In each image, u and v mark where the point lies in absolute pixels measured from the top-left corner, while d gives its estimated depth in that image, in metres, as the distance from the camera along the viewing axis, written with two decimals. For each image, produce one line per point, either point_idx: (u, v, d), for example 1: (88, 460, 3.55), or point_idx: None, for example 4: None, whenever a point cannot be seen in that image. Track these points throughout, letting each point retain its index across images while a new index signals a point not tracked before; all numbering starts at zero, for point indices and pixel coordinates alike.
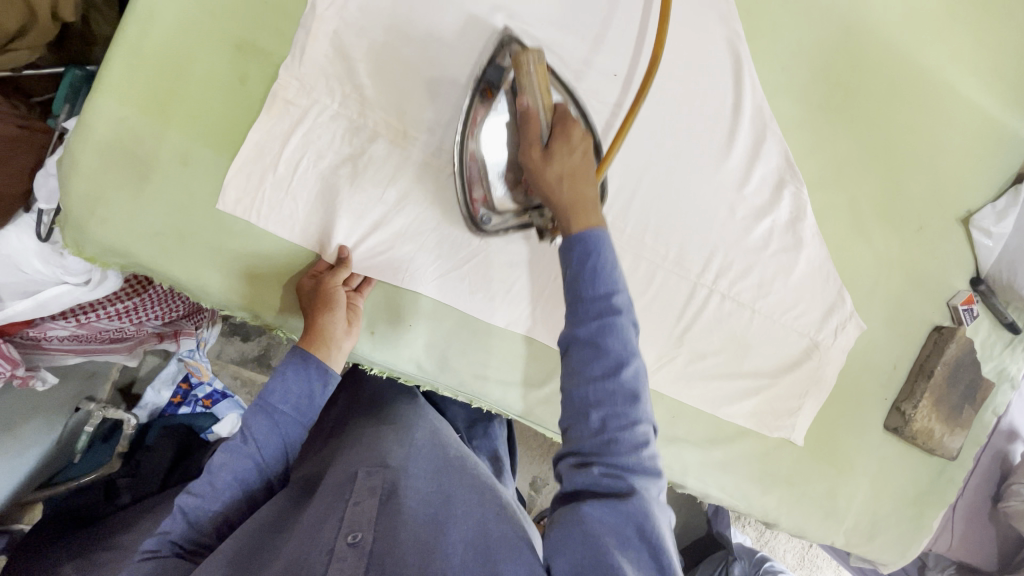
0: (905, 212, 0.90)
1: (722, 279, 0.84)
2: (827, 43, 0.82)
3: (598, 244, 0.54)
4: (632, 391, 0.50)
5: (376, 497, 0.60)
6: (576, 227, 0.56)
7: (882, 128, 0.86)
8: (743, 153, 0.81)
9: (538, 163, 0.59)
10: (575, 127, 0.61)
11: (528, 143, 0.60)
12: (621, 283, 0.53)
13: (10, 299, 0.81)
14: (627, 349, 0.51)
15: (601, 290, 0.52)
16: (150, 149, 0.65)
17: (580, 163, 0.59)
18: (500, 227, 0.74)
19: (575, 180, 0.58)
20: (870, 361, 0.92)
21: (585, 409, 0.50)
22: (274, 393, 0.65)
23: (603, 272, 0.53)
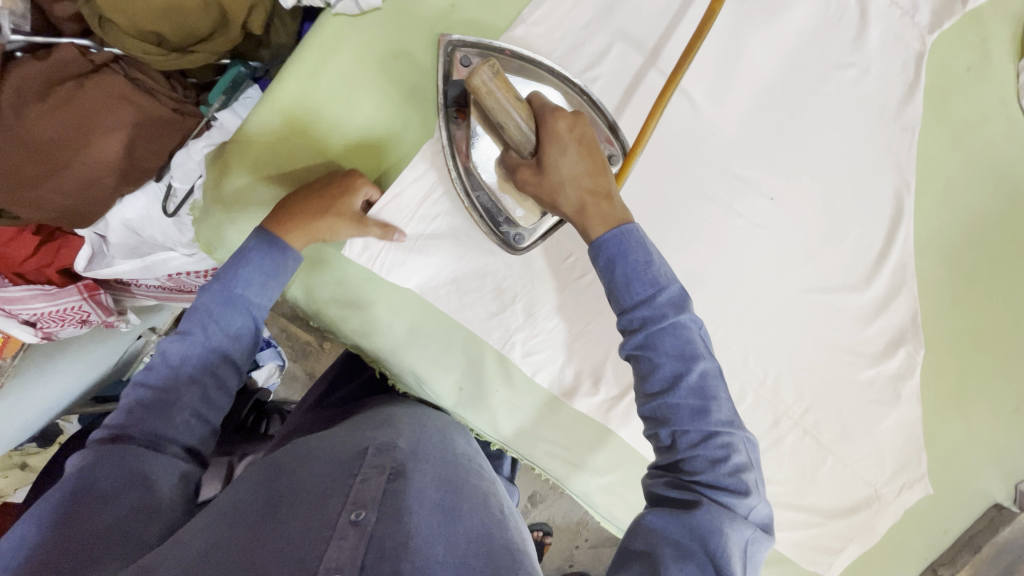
0: (1008, 391, 0.87)
1: (810, 416, 0.82)
2: (992, 211, 0.77)
3: (627, 246, 0.54)
4: (681, 354, 0.53)
5: (384, 474, 0.54)
6: (598, 232, 0.56)
7: (1015, 305, 0.83)
8: (873, 301, 0.77)
9: (533, 181, 0.59)
10: (563, 120, 0.57)
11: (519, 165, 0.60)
12: (665, 278, 0.54)
13: (118, 257, 0.82)
14: (695, 349, 0.53)
15: (640, 298, 0.54)
16: (301, 171, 0.65)
17: (580, 164, 0.57)
18: (533, 238, 0.68)
19: (587, 150, 0.58)
20: (922, 520, 0.91)
21: (655, 426, 0.55)
22: (184, 359, 0.57)
23: (637, 275, 0.54)
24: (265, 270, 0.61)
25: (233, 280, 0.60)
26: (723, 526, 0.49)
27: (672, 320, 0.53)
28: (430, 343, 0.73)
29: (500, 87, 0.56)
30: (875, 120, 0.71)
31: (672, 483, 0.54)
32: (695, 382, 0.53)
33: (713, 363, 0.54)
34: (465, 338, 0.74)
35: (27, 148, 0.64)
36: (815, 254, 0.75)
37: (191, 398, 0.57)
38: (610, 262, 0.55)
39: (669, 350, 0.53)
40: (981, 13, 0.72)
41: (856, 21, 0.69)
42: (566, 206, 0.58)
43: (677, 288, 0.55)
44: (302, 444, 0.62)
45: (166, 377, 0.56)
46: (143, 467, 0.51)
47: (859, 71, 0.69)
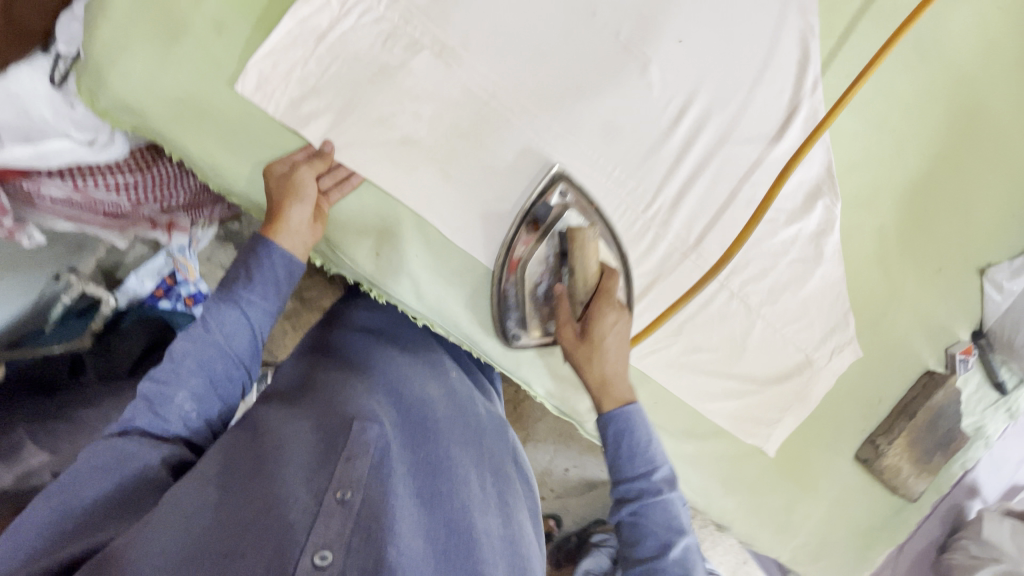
0: (928, 251, 0.89)
1: (736, 277, 0.82)
2: (896, 60, 0.79)
3: (631, 425, 0.62)
4: (668, 523, 0.57)
5: (370, 456, 0.57)
6: (608, 406, 0.64)
7: (929, 161, 0.85)
8: (788, 152, 0.78)
9: (572, 339, 0.68)
10: (613, 304, 0.66)
11: (562, 323, 0.69)
12: (660, 458, 0.61)
13: (7, 141, 0.76)
14: (677, 520, 0.57)
15: (641, 469, 0.60)
16: (186, 8, 0.62)
17: (617, 368, 0.66)
18: (527, 342, 0.78)
19: (609, 385, 0.65)
20: (857, 388, 0.93)
21: (633, 525, 0.58)
22: (181, 361, 0.59)
23: (637, 451, 0.61)
24: (276, 273, 0.65)
25: (238, 290, 0.63)
26: None
27: (662, 495, 0.58)
28: (340, 206, 0.71)
29: (585, 250, 0.67)
30: None
31: None
32: (681, 551, 0.56)
33: (691, 542, 0.57)
34: (376, 198, 0.71)
35: None
36: (728, 102, 0.75)
37: (191, 395, 0.59)
38: (617, 433, 0.62)
39: (660, 522, 0.57)
40: None
41: None
42: (586, 371, 0.66)
43: (671, 468, 0.61)
44: (288, 411, 0.63)
45: (169, 373, 0.59)
46: (142, 457, 0.54)
47: None
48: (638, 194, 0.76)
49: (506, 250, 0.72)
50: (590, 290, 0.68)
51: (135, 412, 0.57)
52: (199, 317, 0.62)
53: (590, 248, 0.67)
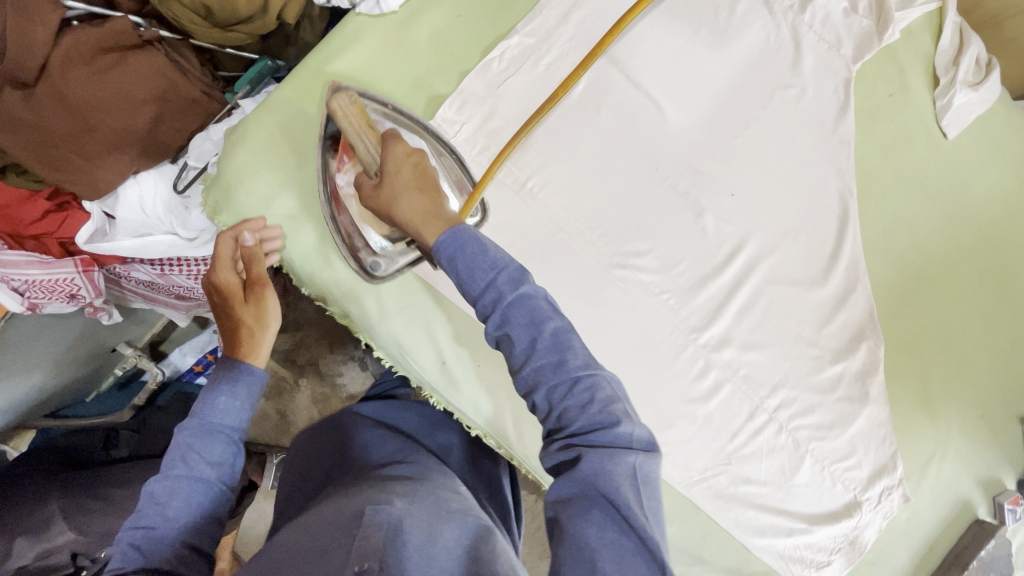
0: (968, 397, 0.91)
1: (783, 409, 0.84)
2: (930, 220, 0.87)
3: (461, 241, 0.53)
4: (533, 320, 0.50)
5: (382, 531, 0.46)
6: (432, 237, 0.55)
7: (964, 310, 0.89)
8: (832, 296, 0.84)
9: (370, 197, 0.62)
10: (400, 143, 0.61)
11: (363, 187, 0.63)
12: (507, 258, 0.52)
13: (120, 235, 0.85)
14: (542, 310, 0.50)
15: (493, 278, 0.51)
16: (312, 143, 0.72)
17: (423, 197, 0.58)
18: (389, 269, 0.72)
19: (427, 218, 0.57)
20: (906, 532, 0.90)
21: (529, 391, 0.50)
22: (165, 504, 0.51)
23: (478, 263, 0.52)
24: (243, 378, 0.60)
25: (208, 403, 0.57)
26: (613, 469, 0.44)
27: (523, 291, 0.51)
28: (415, 317, 0.76)
29: (355, 116, 0.64)
30: (816, 133, 0.82)
31: (565, 444, 0.48)
32: (550, 340, 0.49)
33: (566, 320, 0.51)
34: (447, 312, 0.77)
35: (60, 104, 0.69)
36: (775, 247, 0.82)
37: (186, 521, 0.51)
38: (452, 256, 0.53)
39: (523, 317, 0.50)
40: (896, 51, 0.84)
41: (793, 49, 0.81)
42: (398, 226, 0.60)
43: (519, 266, 0.52)
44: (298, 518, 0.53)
45: (158, 508, 0.50)
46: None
47: (798, 91, 0.81)
48: (692, 324, 0.81)
49: (321, 170, 0.69)
50: (376, 141, 0.63)
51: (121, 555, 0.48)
52: (173, 442, 0.54)
53: (358, 114, 0.64)
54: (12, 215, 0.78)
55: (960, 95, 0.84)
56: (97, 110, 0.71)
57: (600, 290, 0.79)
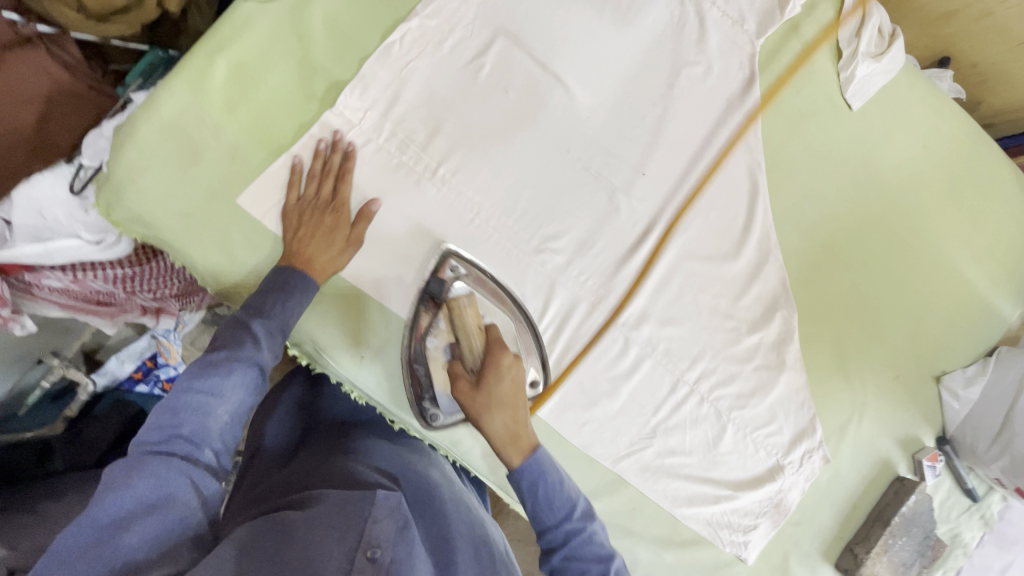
0: (884, 360, 0.95)
1: (704, 382, 0.86)
2: (839, 190, 0.89)
3: (543, 469, 0.62)
4: (598, 556, 0.61)
5: (397, 520, 0.52)
6: (514, 460, 0.63)
7: (876, 277, 0.92)
8: (745, 268, 0.86)
9: (467, 394, 0.66)
10: (506, 353, 0.68)
11: (459, 375, 0.68)
12: (573, 499, 0.63)
13: (20, 241, 0.80)
14: (605, 548, 0.62)
15: (556, 518, 0.62)
16: (205, 137, 0.70)
17: (512, 399, 0.66)
18: (445, 423, 0.77)
19: (512, 441, 0.64)
20: (829, 493, 0.94)
21: (550, 548, 0.62)
22: (210, 400, 0.56)
23: (551, 500, 0.62)
24: (296, 305, 0.66)
25: (268, 321, 0.63)
26: None
27: (585, 528, 0.62)
28: (328, 311, 0.75)
29: (472, 321, 0.73)
30: (723, 109, 0.83)
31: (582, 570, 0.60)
32: (581, 542, 0.62)
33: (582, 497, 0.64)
34: (360, 302, 0.75)
35: None
36: (688, 222, 0.83)
37: (230, 411, 0.57)
38: (532, 484, 0.62)
39: (545, 493, 0.62)
40: (799, 24, 0.86)
41: (697, 25, 0.81)
42: (491, 425, 0.64)
43: (587, 502, 0.64)
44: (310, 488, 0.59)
45: (213, 387, 0.56)
46: (183, 490, 0.51)
47: (704, 68, 0.82)
48: (610, 304, 0.82)
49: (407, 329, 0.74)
50: (482, 343, 0.72)
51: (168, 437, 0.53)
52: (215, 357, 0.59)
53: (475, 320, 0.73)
54: None
55: (862, 66, 0.86)
56: None
57: (518, 274, 0.79)
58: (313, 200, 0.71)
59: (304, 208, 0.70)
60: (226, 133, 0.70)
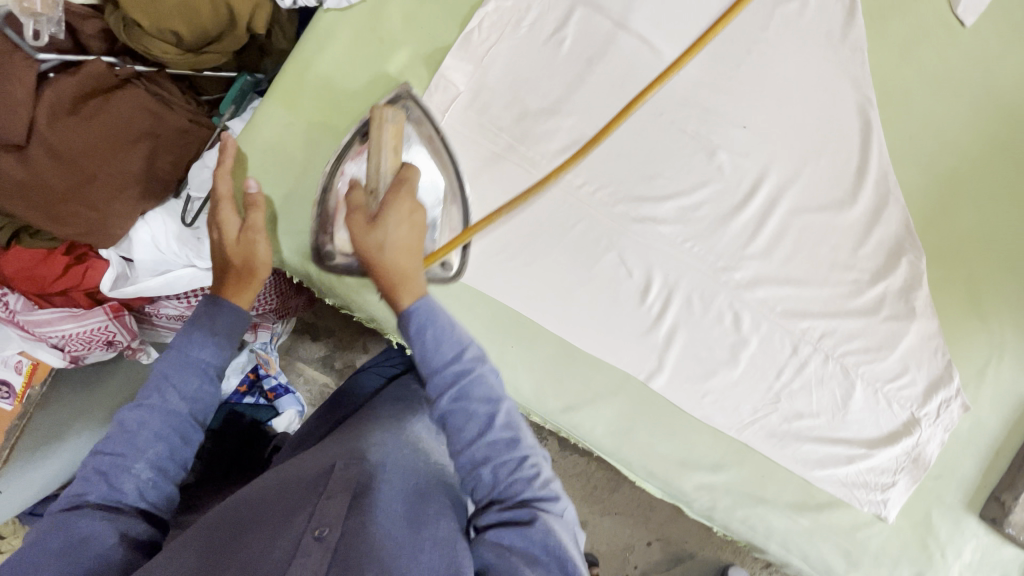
0: (1022, 295, 0.87)
1: (826, 339, 0.82)
2: (958, 115, 0.81)
3: (432, 314, 0.57)
4: (489, 397, 0.56)
5: (349, 492, 0.53)
6: (408, 302, 0.59)
7: (1005, 206, 0.84)
8: (863, 215, 0.80)
9: (361, 228, 0.60)
10: (405, 198, 0.60)
11: (357, 206, 0.61)
12: (468, 338, 0.58)
13: (142, 275, 0.85)
14: (497, 390, 0.57)
15: (450, 355, 0.56)
16: (307, 155, 0.71)
17: (407, 235, 0.60)
18: (342, 266, 0.71)
19: (404, 251, 0.59)
20: (970, 441, 0.89)
21: (476, 467, 0.55)
22: (137, 434, 0.55)
23: (444, 338, 0.57)
24: (231, 324, 0.63)
25: (187, 345, 0.59)
26: (554, 529, 0.51)
27: (476, 370, 0.56)
28: (441, 308, 0.77)
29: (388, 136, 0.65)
30: (826, 46, 0.76)
31: (499, 508, 0.53)
32: (503, 424, 0.56)
33: (513, 403, 0.57)
34: (472, 296, 0.78)
35: (54, 159, 0.69)
36: (797, 174, 0.78)
37: (150, 465, 0.55)
38: (421, 326, 0.57)
39: (478, 393, 0.56)
40: None
41: None
42: (380, 258, 0.59)
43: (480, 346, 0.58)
44: (264, 481, 0.59)
45: (139, 429, 0.55)
46: (101, 534, 0.50)
47: (799, 4, 0.76)
48: (720, 269, 0.79)
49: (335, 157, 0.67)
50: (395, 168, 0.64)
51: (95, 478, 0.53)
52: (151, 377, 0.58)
53: (392, 134, 0.65)
54: (35, 276, 0.80)
55: None
56: (89, 158, 0.71)
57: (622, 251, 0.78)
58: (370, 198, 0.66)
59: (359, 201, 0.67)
60: (324, 146, 0.71)
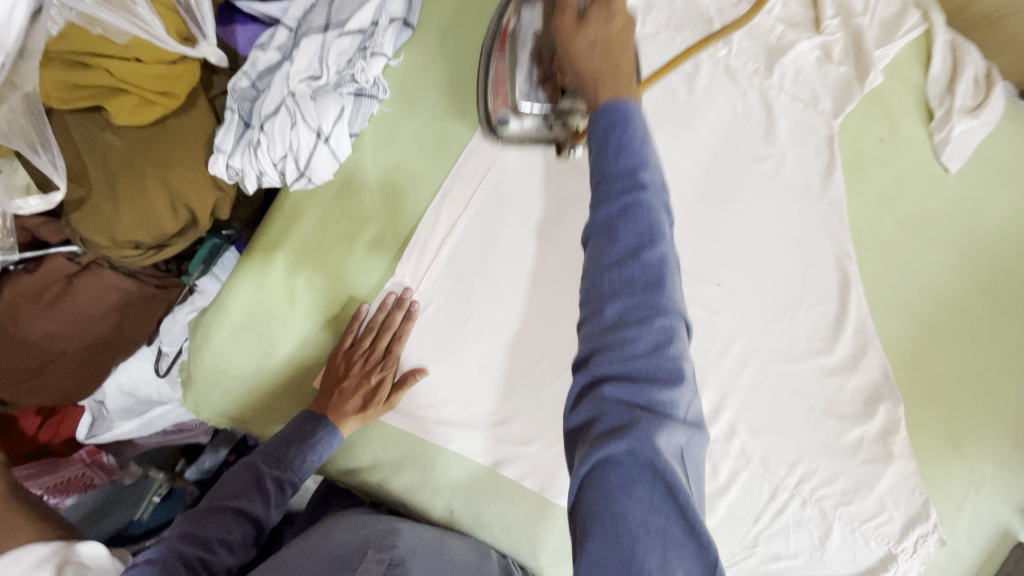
0: (1002, 427, 0.86)
1: (805, 484, 0.81)
2: (940, 259, 0.80)
3: (629, 116, 0.40)
4: (649, 288, 0.38)
5: (383, 567, 0.58)
6: (607, 96, 0.41)
7: (988, 342, 0.83)
8: (841, 364, 0.79)
9: (568, 26, 0.45)
10: None
11: (563, 2, 0.46)
12: (654, 159, 0.39)
13: (116, 419, 0.84)
14: (664, 228, 0.38)
15: (626, 165, 0.38)
16: (275, 330, 0.69)
17: (622, 27, 0.44)
18: (517, 135, 0.63)
19: (612, 48, 0.43)
20: (947, 571, 0.89)
21: (595, 435, 0.38)
22: (209, 520, 0.59)
23: (632, 145, 0.39)
24: (319, 449, 0.67)
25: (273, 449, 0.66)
26: (660, 446, 0.37)
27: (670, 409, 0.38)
28: (416, 469, 0.75)
29: None
30: (803, 199, 0.75)
31: (592, 381, 0.39)
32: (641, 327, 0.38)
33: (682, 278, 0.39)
34: (448, 458, 0.75)
35: (15, 344, 0.68)
36: (773, 325, 0.77)
37: (210, 546, 0.57)
38: (609, 126, 0.39)
39: (627, 277, 0.38)
40: (883, 90, 0.76)
41: (765, 117, 0.74)
42: (589, 59, 0.43)
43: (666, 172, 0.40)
44: (292, 544, 0.63)
45: (202, 516, 0.59)
46: None
47: (777, 161, 0.75)
48: None
49: (371, 354, 0.69)
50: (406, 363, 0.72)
51: (147, 561, 0.53)
52: (243, 467, 0.64)
53: None
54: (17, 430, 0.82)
55: (959, 125, 0.77)
56: (54, 341, 0.70)
57: None
58: (361, 358, 0.69)
59: (355, 356, 0.69)
60: (294, 322, 0.70)
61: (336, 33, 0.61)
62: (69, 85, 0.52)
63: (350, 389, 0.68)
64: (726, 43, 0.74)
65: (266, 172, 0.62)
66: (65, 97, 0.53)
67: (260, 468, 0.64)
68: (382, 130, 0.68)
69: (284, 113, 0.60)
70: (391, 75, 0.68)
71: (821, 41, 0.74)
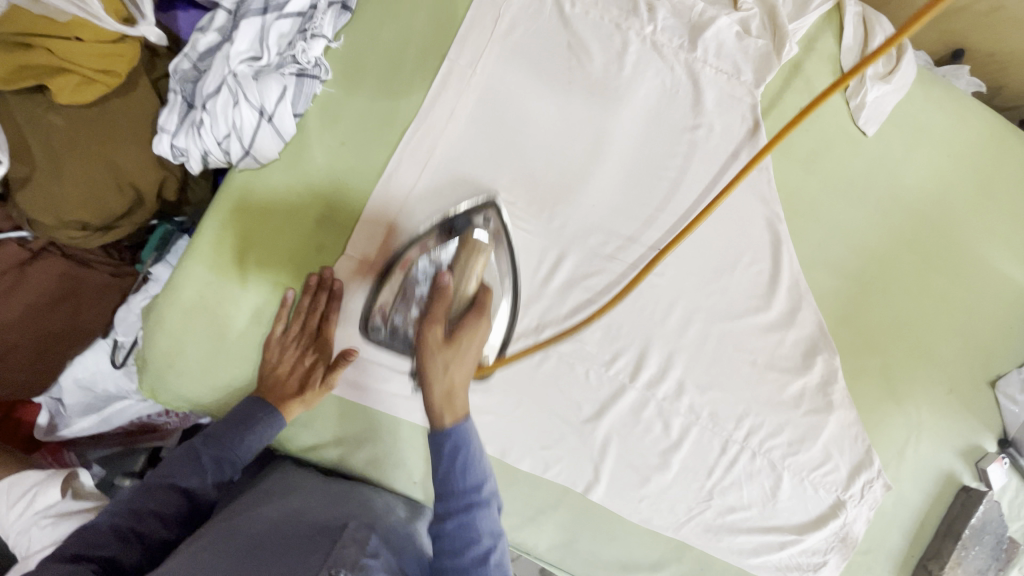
0: (933, 374, 0.92)
1: (753, 437, 0.85)
2: (863, 217, 0.86)
3: (463, 442, 0.56)
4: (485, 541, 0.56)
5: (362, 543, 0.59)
6: (439, 422, 0.57)
7: (913, 294, 0.89)
8: (779, 320, 0.84)
9: (431, 344, 0.58)
10: None
11: (432, 318, 0.59)
12: (488, 473, 0.58)
13: (75, 416, 0.85)
14: (490, 527, 0.57)
15: (471, 484, 0.56)
16: (229, 309, 0.71)
17: (471, 359, 0.59)
18: (383, 342, 0.73)
19: (454, 375, 0.58)
20: (895, 514, 0.93)
21: None
22: (144, 500, 0.61)
23: (472, 468, 0.56)
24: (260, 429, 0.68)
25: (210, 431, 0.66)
26: None
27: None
28: (378, 441, 0.77)
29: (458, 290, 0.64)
30: (732, 166, 0.80)
31: None
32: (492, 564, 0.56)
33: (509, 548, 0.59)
34: (408, 428, 0.76)
35: None
36: (712, 286, 0.82)
37: (147, 525, 0.59)
38: (454, 452, 0.56)
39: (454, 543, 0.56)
40: (800, 62, 0.82)
41: (691, 89, 0.79)
42: (434, 381, 0.57)
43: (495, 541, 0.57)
44: (263, 511, 0.64)
45: (139, 495, 0.61)
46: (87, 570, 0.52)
47: (705, 130, 0.79)
48: (646, 381, 0.82)
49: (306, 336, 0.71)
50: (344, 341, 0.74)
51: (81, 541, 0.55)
52: (183, 450, 0.65)
53: None
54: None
55: (872, 91, 0.82)
56: (12, 329, 0.71)
57: (554, 371, 0.80)
58: (296, 339, 0.71)
59: (288, 341, 0.71)
60: (247, 300, 0.71)
61: (275, 16, 0.64)
62: (13, 66, 0.55)
63: (288, 372, 0.71)
64: (651, 20, 0.77)
65: (211, 151, 0.64)
66: (8, 77, 0.55)
67: (197, 449, 0.65)
68: (325, 110, 0.70)
69: (226, 93, 0.63)
70: (334, 57, 0.71)
71: (739, 17, 0.79)
